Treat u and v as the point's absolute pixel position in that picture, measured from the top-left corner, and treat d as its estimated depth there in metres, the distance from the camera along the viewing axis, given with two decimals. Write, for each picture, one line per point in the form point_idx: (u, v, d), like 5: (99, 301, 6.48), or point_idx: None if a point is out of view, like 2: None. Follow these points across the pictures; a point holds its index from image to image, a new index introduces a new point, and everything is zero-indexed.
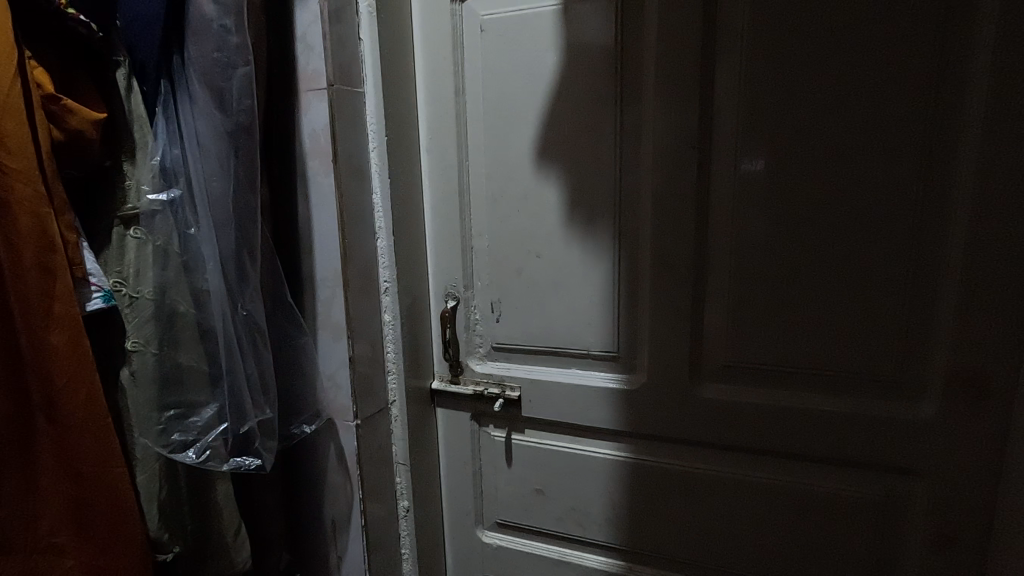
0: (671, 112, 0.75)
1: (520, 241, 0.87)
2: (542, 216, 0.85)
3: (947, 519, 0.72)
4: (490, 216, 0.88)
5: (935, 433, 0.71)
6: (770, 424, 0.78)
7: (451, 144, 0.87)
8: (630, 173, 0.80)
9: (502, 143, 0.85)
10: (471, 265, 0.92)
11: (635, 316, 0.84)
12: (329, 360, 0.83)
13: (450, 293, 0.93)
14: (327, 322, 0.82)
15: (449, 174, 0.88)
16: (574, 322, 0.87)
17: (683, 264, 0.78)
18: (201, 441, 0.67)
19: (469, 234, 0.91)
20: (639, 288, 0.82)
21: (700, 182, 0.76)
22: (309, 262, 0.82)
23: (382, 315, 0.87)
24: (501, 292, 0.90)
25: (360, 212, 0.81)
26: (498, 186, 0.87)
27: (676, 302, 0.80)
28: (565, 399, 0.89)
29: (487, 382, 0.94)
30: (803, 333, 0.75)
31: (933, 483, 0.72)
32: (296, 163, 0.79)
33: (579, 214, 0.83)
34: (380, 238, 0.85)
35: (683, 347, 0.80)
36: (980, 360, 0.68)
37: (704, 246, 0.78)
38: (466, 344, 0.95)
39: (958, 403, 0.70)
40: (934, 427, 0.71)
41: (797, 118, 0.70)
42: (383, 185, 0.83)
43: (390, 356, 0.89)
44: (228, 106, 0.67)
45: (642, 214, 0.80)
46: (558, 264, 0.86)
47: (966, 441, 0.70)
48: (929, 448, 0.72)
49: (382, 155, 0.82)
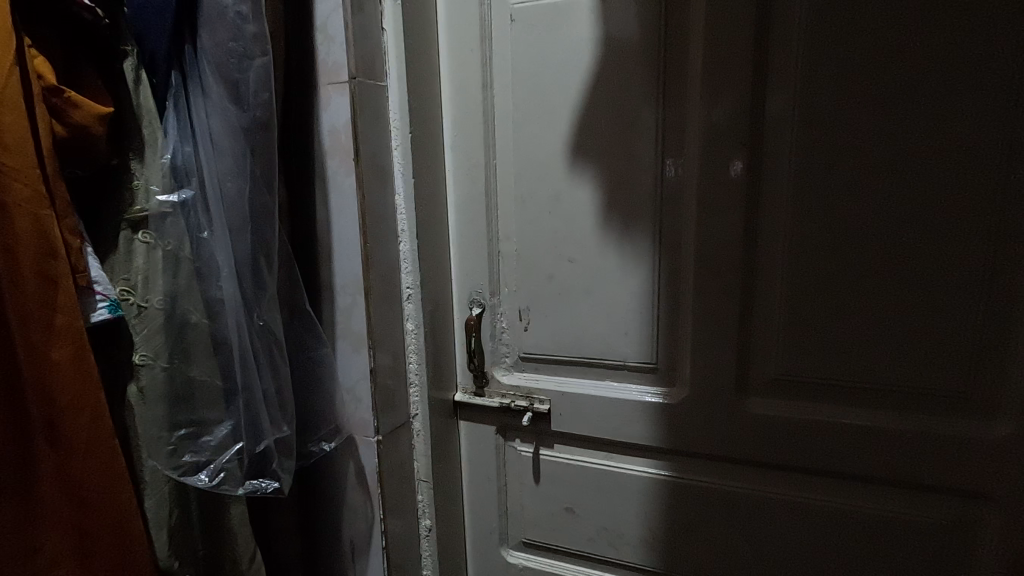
0: (719, 106, 0.70)
1: (551, 245, 0.82)
2: (575, 219, 0.80)
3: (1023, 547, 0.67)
4: (519, 218, 0.83)
5: (1011, 454, 0.65)
6: (824, 442, 0.73)
7: (477, 142, 0.82)
8: (672, 171, 0.74)
9: (533, 140, 0.80)
10: (498, 271, 0.86)
11: (676, 326, 0.78)
12: (349, 373, 0.78)
13: (475, 300, 0.88)
14: (347, 332, 0.77)
15: (475, 174, 0.83)
16: (609, 331, 0.81)
17: (730, 270, 0.73)
18: (214, 462, 0.62)
19: (496, 237, 0.85)
20: (681, 295, 0.77)
21: (750, 181, 0.71)
22: (327, 268, 0.77)
23: (405, 324, 0.82)
24: (530, 299, 0.85)
25: (382, 214, 0.76)
26: (528, 186, 0.81)
27: (722, 311, 0.74)
28: (598, 413, 0.84)
29: (514, 395, 0.89)
30: (863, 344, 0.69)
31: (1008, 507, 0.67)
32: (314, 162, 0.74)
33: (615, 215, 0.78)
34: (403, 243, 0.80)
35: (730, 359, 0.75)
36: None
37: (753, 250, 0.72)
38: (492, 354, 0.89)
39: None
40: (1008, 447, 0.65)
41: (858, 111, 0.65)
42: (406, 186, 0.77)
43: (413, 367, 0.84)
44: (244, 100, 0.62)
45: (684, 216, 0.75)
46: (593, 270, 0.80)
47: None
48: (1004, 470, 0.66)
49: (406, 154, 0.76)
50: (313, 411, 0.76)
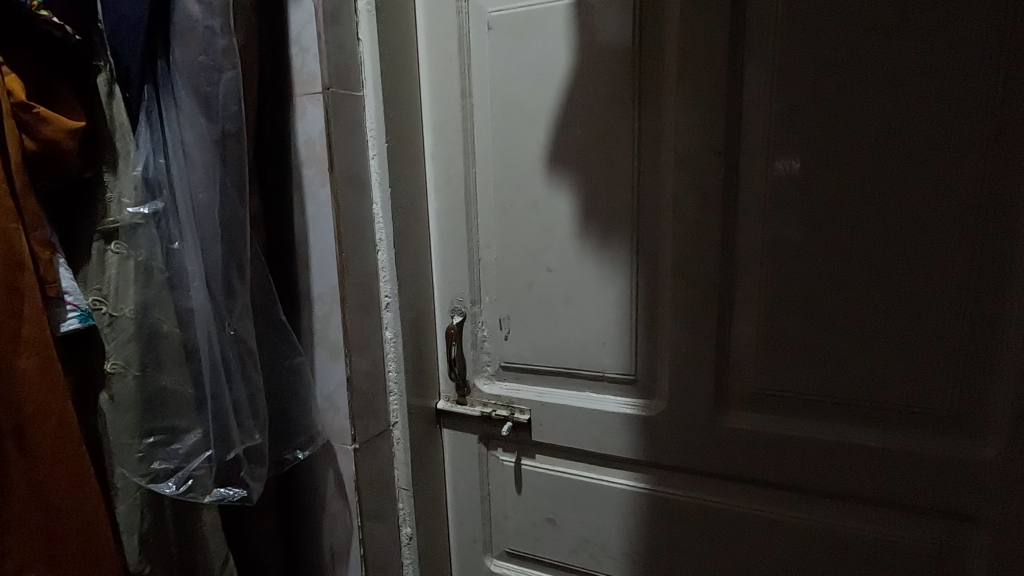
0: (695, 113, 0.69)
1: (529, 254, 0.81)
2: (553, 228, 0.79)
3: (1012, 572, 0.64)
4: (498, 227, 0.82)
5: (998, 475, 0.63)
6: (805, 458, 0.70)
7: (457, 150, 0.82)
8: (650, 180, 0.73)
9: (511, 148, 0.79)
10: (478, 279, 0.86)
11: (655, 336, 0.77)
12: (327, 380, 0.79)
13: (456, 308, 0.87)
14: (324, 340, 0.78)
15: (455, 182, 0.83)
16: (588, 342, 0.80)
17: (707, 281, 0.71)
18: (182, 470, 0.63)
19: (476, 246, 0.85)
20: (660, 306, 0.75)
21: (727, 190, 0.69)
22: (305, 276, 0.77)
23: (384, 332, 0.82)
24: (510, 308, 0.84)
25: (359, 223, 0.76)
26: (507, 194, 0.81)
27: (700, 322, 0.72)
28: (578, 424, 0.83)
29: (495, 404, 0.88)
30: (843, 359, 0.67)
31: (995, 531, 0.64)
32: (291, 171, 0.75)
33: (593, 224, 0.77)
34: (381, 251, 0.80)
35: (708, 371, 0.73)
36: None
37: (731, 261, 0.71)
38: (473, 362, 0.89)
39: None
40: (995, 468, 0.63)
41: (835, 119, 0.63)
42: (384, 194, 0.78)
43: (392, 375, 0.84)
44: (215, 112, 0.63)
45: (662, 225, 0.73)
46: (571, 280, 0.79)
47: None
48: (992, 491, 0.63)
49: (383, 163, 0.77)
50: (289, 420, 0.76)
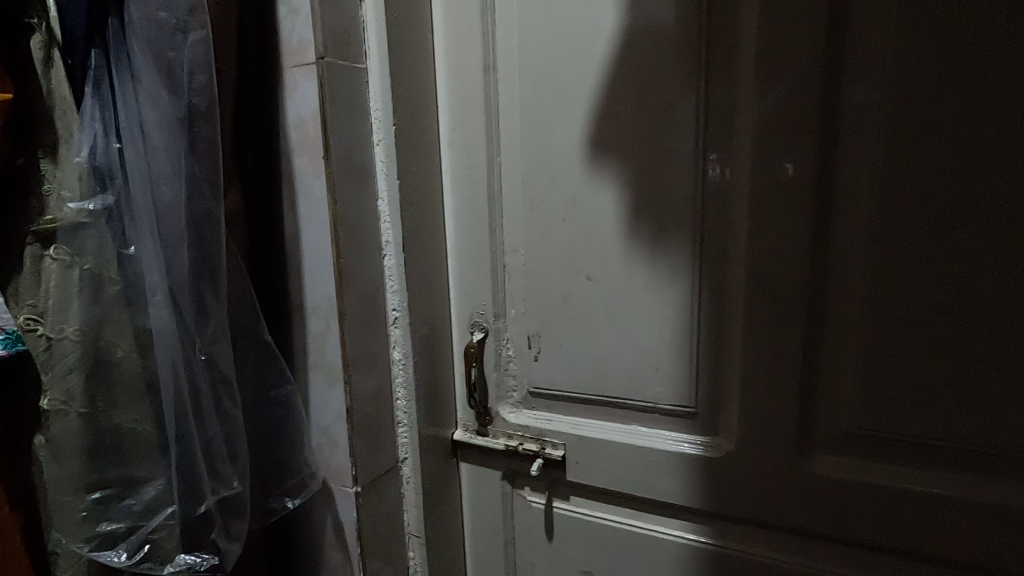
0: (778, 84, 0.55)
1: (566, 259, 0.68)
2: (596, 228, 0.65)
3: None
4: (527, 228, 0.69)
5: None
6: (917, 519, 0.56)
7: (478, 135, 0.69)
8: (719, 168, 0.59)
9: (544, 132, 0.66)
10: (503, 289, 0.72)
11: (721, 361, 0.63)
12: (325, 411, 0.66)
13: (476, 323, 0.74)
14: (320, 362, 0.65)
15: (476, 174, 0.70)
16: (635, 366, 0.67)
17: (791, 294, 0.57)
18: (137, 533, 0.51)
19: (501, 249, 0.71)
20: (728, 323, 0.61)
21: (820, 178, 0.55)
22: (297, 287, 0.65)
23: (391, 353, 0.69)
24: (541, 323, 0.71)
25: (361, 223, 0.63)
26: (539, 188, 0.67)
27: (780, 345, 0.58)
28: (623, 464, 0.69)
29: (522, 436, 0.75)
30: (971, 394, 0.53)
31: None
32: (279, 161, 0.62)
33: (645, 224, 0.63)
34: (388, 257, 0.67)
35: (790, 404, 0.59)
36: None
37: (822, 268, 0.56)
38: (497, 387, 0.75)
39: None
40: None
41: (969, 85, 0.49)
42: (391, 188, 0.65)
43: (401, 403, 0.71)
44: (178, 84, 0.50)
45: (732, 224, 0.60)
46: (615, 293, 0.66)
47: None
48: None
49: (390, 151, 0.64)
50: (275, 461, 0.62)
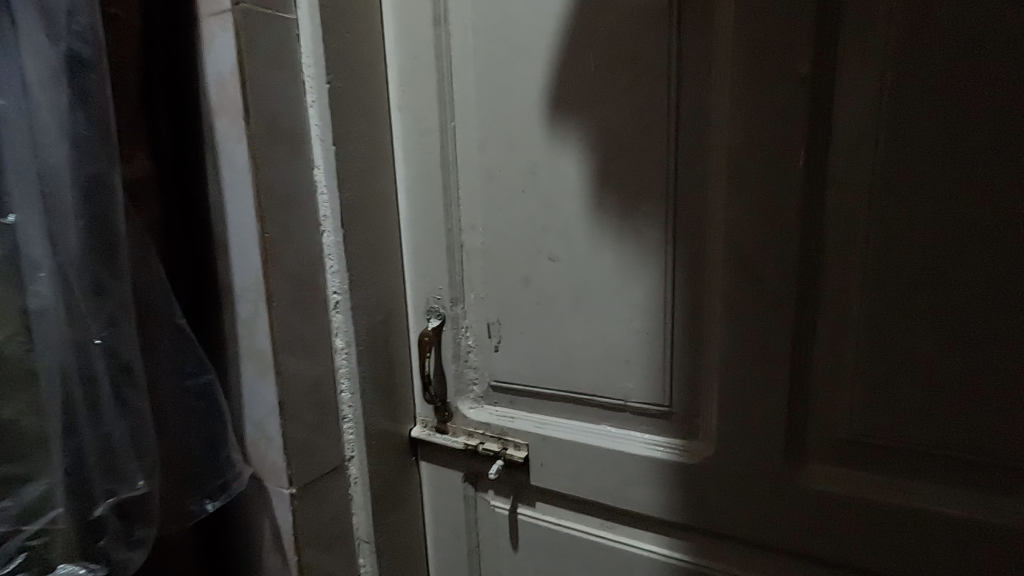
0: (763, 23, 0.46)
1: (527, 237, 0.60)
2: (558, 201, 0.57)
3: None
4: (485, 202, 0.61)
5: None
6: (925, 540, 0.48)
7: (429, 97, 0.61)
8: (699, 128, 0.50)
9: (500, 92, 0.58)
10: (460, 272, 0.65)
11: (699, 354, 0.54)
12: (258, 403, 0.60)
13: (432, 309, 0.67)
14: (250, 350, 0.59)
15: (428, 141, 0.62)
16: (603, 358, 0.59)
17: (779, 276, 0.48)
18: (14, 543, 0.45)
19: (457, 227, 0.64)
20: (707, 310, 0.53)
21: (814, 138, 0.46)
22: (223, 267, 0.58)
23: (334, 341, 0.62)
24: (501, 310, 0.63)
25: (292, 194, 0.56)
26: (495, 156, 0.59)
27: (765, 335, 0.50)
28: (591, 468, 0.61)
29: (483, 434, 0.68)
30: (994, 396, 0.44)
31: None
32: (199, 124, 0.55)
33: (612, 195, 0.55)
34: (326, 233, 0.60)
35: (779, 405, 0.51)
36: None
37: (815, 245, 0.48)
38: (456, 380, 0.68)
39: None
40: None
41: (998, 16, 0.40)
42: (326, 155, 0.58)
43: (345, 395, 0.64)
44: (59, 26, 0.43)
45: (711, 194, 0.51)
46: (580, 276, 0.58)
47: None
48: None
49: (324, 113, 0.57)
50: (196, 458, 0.56)
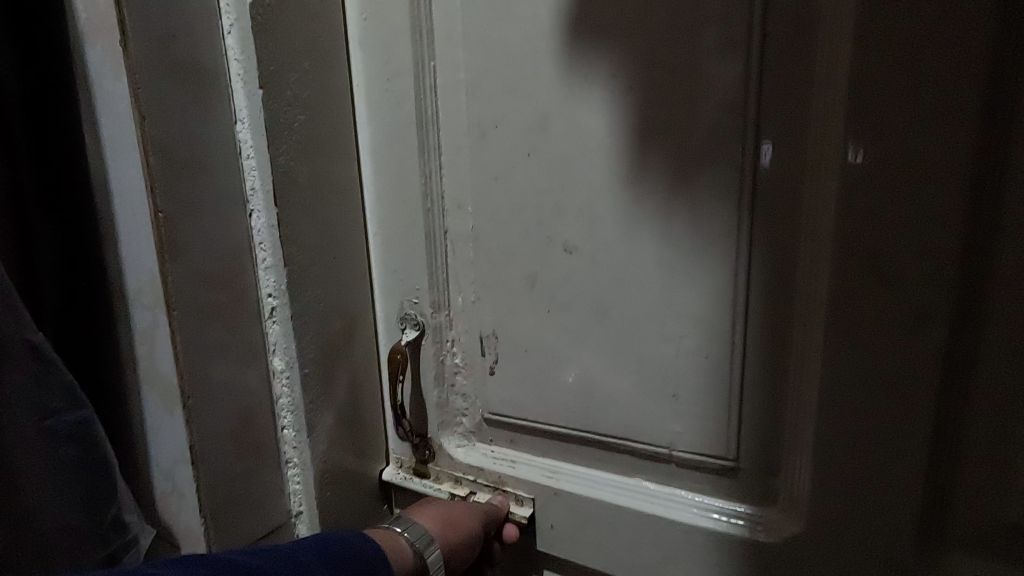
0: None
1: (535, 219, 0.43)
2: (580, 168, 0.40)
3: None
4: (477, 170, 0.44)
5: None
6: None
7: (400, 25, 0.44)
8: (799, 51, 0.33)
9: (499, 13, 0.41)
10: (444, 268, 0.48)
11: (786, 386, 0.37)
12: (166, 446, 0.44)
13: (407, 317, 0.50)
14: (151, 375, 0.43)
15: (397, 89, 0.45)
16: (640, 389, 0.42)
17: (913, 277, 0.32)
18: None
19: (439, 207, 0.47)
20: (798, 324, 0.36)
21: (998, 61, 0.29)
22: (114, 259, 0.42)
23: (272, 361, 0.46)
24: (498, 319, 0.47)
25: (203, 158, 0.40)
26: (491, 105, 0.42)
27: (898, 366, 0.33)
28: (620, 538, 0.45)
29: (475, 483, 0.51)
30: None
31: None
32: (74, 59, 0.39)
33: (659, 157, 0.38)
34: (255, 212, 0.43)
35: (905, 468, 0.34)
36: None
37: (986, 231, 0.31)
38: (439, 412, 0.51)
39: None
40: None
41: None
42: (252, 103, 0.41)
43: (289, 433, 0.48)
44: None
45: (810, 151, 0.34)
46: (610, 277, 0.41)
47: None
48: None
49: (247, 42, 0.40)
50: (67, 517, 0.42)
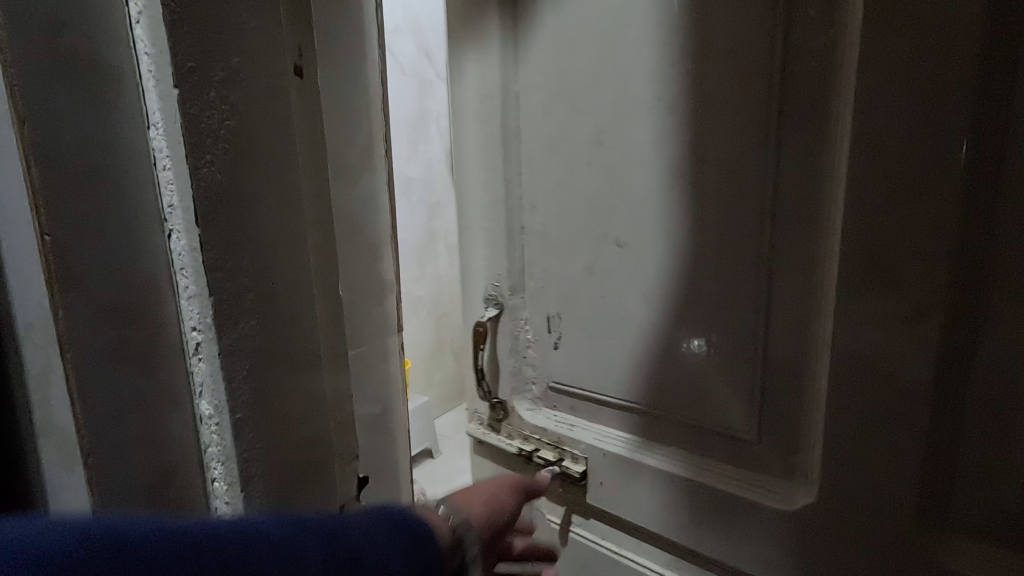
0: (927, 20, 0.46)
1: (608, 210, 0.70)
2: (627, 174, 0.68)
3: None
4: (567, 174, 0.73)
5: None
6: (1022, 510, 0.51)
7: (552, 63, 0.71)
8: (810, 66, 0.53)
9: (585, 77, 0.69)
10: (518, 250, 0.81)
11: (809, 290, 0.58)
12: (67, 509, 0.39)
13: (491, 297, 0.85)
14: (48, 424, 0.37)
15: (489, 150, 0.79)
16: (622, 267, 0.71)
17: (928, 234, 0.49)
18: None
19: (515, 207, 0.80)
20: (822, 209, 0.55)
21: (989, 63, 0.44)
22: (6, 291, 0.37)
23: (198, 406, 0.39)
24: (598, 221, 0.72)
25: (104, 173, 0.34)
26: (604, 115, 0.68)
27: (908, 350, 0.52)
28: None
29: (542, 441, 0.86)
30: None
31: None
32: None
33: (711, 168, 0.61)
34: (174, 234, 0.36)
35: (919, 356, 0.51)
36: None
37: (986, 189, 0.47)
38: (517, 376, 0.87)
39: None
40: None
41: None
42: (166, 105, 0.34)
43: (220, 490, 0.41)
44: None
45: (814, 213, 0.55)
46: (700, 241, 0.64)
47: None
48: None
49: (158, 36, 0.33)
50: None
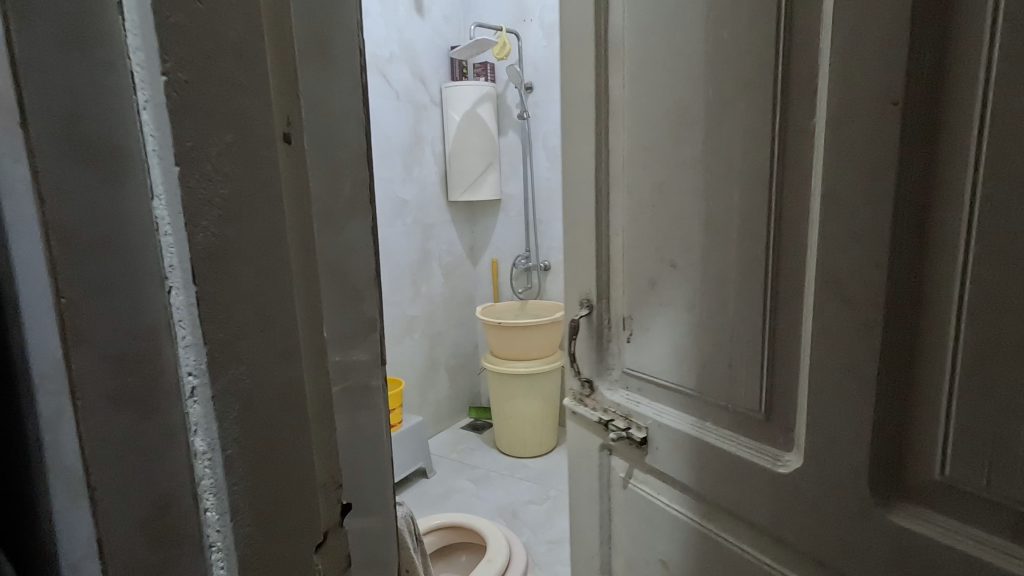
0: (858, 129, 0.73)
1: (651, 236, 1.13)
2: (655, 219, 1.11)
3: (957, 520, 0.70)
4: (626, 218, 1.19)
5: (964, 441, 0.68)
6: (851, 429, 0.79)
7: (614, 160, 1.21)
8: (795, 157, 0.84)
9: (633, 162, 1.15)
10: (604, 266, 1.27)
11: (727, 299, 0.99)
12: (73, 540, 0.43)
13: (585, 300, 1.33)
14: (58, 464, 0.42)
15: (582, 207, 1.30)
16: (656, 278, 1.13)
17: (852, 258, 0.76)
18: None
19: (602, 239, 1.26)
20: (752, 245, 0.94)
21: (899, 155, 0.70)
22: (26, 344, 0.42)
23: (192, 442, 0.43)
24: (637, 258, 1.18)
25: (114, 242, 0.38)
26: (641, 186, 1.14)
27: (833, 329, 0.79)
28: None
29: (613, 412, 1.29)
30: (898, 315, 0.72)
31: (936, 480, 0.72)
32: None
33: (704, 214, 1.01)
34: (174, 292, 0.41)
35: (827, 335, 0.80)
36: (988, 369, 0.65)
37: (854, 229, 0.75)
38: (603, 357, 1.33)
39: (971, 408, 0.67)
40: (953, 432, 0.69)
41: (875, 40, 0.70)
42: (168, 182, 0.39)
43: (211, 519, 0.45)
44: None
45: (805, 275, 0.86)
46: (711, 257, 1.01)
47: (972, 449, 0.67)
48: (960, 453, 0.69)
49: (160, 126, 0.39)
50: None
